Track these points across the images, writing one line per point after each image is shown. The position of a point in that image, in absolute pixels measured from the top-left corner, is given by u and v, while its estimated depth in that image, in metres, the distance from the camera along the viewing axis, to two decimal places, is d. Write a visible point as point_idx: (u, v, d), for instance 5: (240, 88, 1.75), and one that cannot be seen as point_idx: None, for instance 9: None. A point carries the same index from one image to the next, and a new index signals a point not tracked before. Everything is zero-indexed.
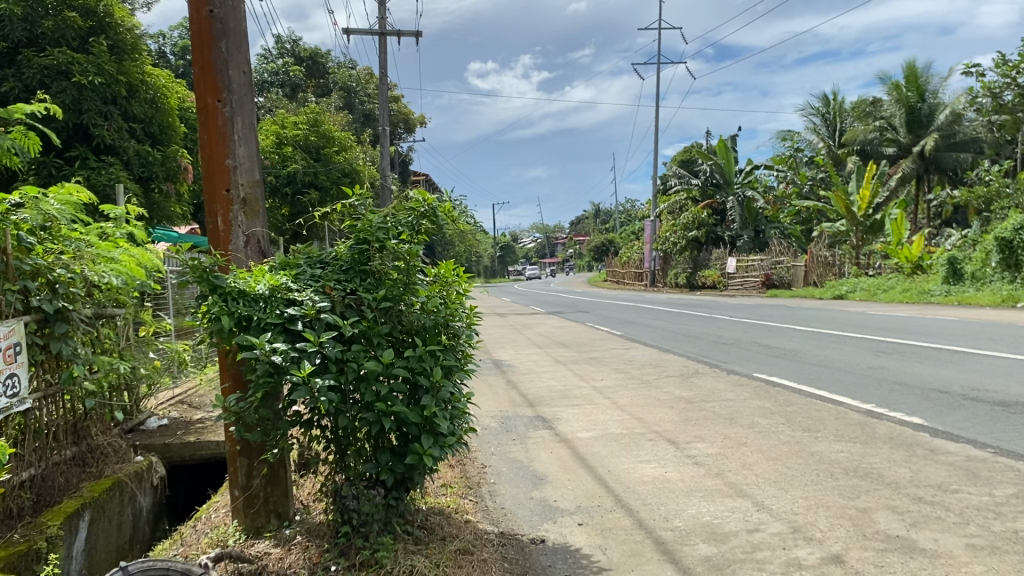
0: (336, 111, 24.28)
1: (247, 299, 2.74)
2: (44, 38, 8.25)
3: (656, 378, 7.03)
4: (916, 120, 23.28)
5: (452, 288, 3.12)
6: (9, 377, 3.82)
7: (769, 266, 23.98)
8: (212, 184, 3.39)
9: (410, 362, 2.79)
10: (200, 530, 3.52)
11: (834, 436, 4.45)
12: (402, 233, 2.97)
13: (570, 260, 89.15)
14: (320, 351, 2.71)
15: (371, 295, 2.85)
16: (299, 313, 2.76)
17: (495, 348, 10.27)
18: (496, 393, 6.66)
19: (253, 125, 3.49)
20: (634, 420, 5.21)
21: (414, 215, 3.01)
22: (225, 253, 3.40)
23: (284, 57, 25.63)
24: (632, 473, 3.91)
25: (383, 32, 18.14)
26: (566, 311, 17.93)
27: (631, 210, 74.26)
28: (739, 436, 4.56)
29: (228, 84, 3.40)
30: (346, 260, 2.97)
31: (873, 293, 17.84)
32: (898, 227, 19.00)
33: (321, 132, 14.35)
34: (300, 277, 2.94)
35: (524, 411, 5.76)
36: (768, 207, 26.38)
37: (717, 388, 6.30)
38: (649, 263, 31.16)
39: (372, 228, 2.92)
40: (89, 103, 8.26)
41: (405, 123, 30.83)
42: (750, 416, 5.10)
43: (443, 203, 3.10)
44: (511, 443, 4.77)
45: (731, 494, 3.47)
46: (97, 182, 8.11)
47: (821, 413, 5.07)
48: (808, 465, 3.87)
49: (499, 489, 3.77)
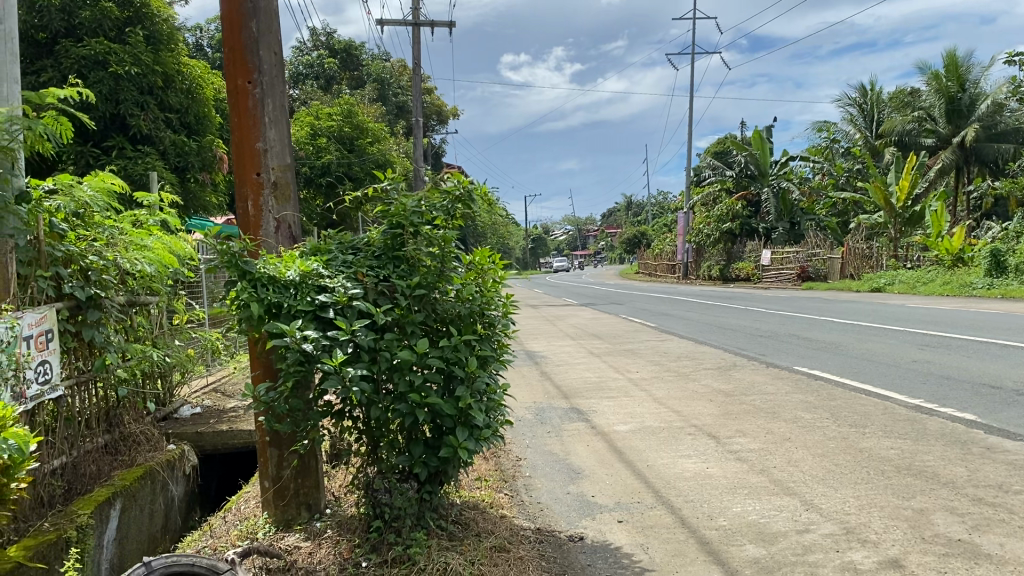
0: (370, 102, 24.32)
1: (276, 286, 2.65)
2: (82, 28, 8.26)
3: (693, 371, 6.87)
4: (956, 110, 22.83)
5: (488, 275, 2.99)
6: (42, 363, 3.79)
7: (805, 259, 23.58)
8: (243, 167, 3.31)
9: (444, 352, 2.68)
10: (229, 521, 3.46)
11: (883, 431, 4.28)
12: (436, 218, 2.85)
13: (602, 253, 88.71)
14: (352, 340, 2.61)
15: (405, 283, 2.74)
16: (331, 300, 2.65)
17: (527, 339, 10.17)
18: (529, 384, 6.55)
19: (284, 108, 3.40)
20: (672, 413, 5.07)
21: (449, 198, 2.89)
22: (255, 238, 3.33)
23: (319, 48, 25.71)
24: (673, 469, 3.78)
25: (417, 23, 18.06)
26: (598, 302, 17.75)
27: (663, 202, 73.89)
28: (783, 431, 4.40)
29: (258, 66, 3.31)
30: (379, 246, 2.87)
31: (912, 285, 17.48)
32: (938, 219, 18.54)
33: (355, 123, 14.31)
34: (332, 262, 2.84)
35: (558, 403, 5.64)
36: (805, 198, 25.96)
37: (757, 381, 6.13)
38: (682, 255, 30.83)
39: (405, 212, 2.80)
40: (125, 93, 8.27)
41: (437, 115, 30.81)
42: (793, 410, 4.94)
43: (479, 186, 2.99)
44: (546, 435, 4.66)
45: (777, 491, 3.33)
46: (134, 172, 8.12)
47: (867, 408, 4.89)
48: (857, 463, 3.71)
49: (535, 483, 3.66)
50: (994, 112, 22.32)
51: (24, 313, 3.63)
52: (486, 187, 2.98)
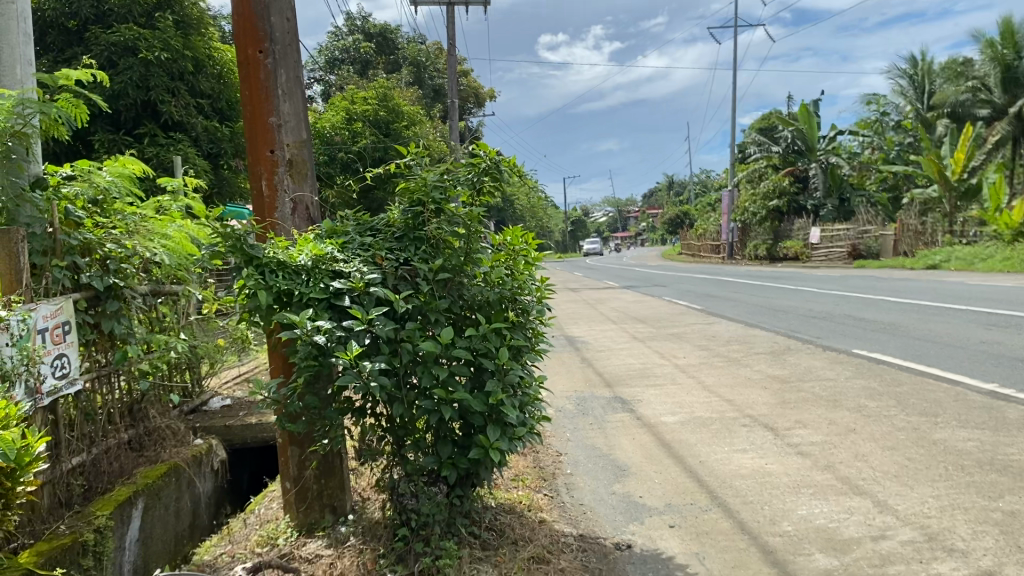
0: (407, 86, 24.10)
1: (287, 271, 2.39)
2: (112, 15, 8.15)
3: (744, 355, 6.52)
4: (1012, 78, 21.92)
5: (519, 257, 2.71)
6: (58, 358, 3.54)
7: (856, 236, 22.91)
8: (256, 145, 3.06)
9: (472, 342, 2.41)
10: (251, 525, 3.24)
11: (957, 421, 3.91)
12: (461, 194, 2.57)
13: (644, 234, 87.73)
14: (370, 330, 2.33)
15: (427, 266, 2.46)
16: (346, 287, 2.38)
17: (568, 323, 9.87)
18: (571, 372, 6.27)
19: (300, 79, 3.14)
20: (723, 402, 4.76)
21: (474, 172, 2.62)
22: (270, 222, 3.06)
23: (355, 34, 25.58)
24: (727, 466, 3.48)
25: (452, 3, 17.73)
26: (640, 285, 17.35)
27: (707, 182, 72.89)
28: (846, 421, 4.06)
29: (270, 33, 3.05)
30: (399, 227, 2.60)
31: (969, 262, 16.79)
32: (997, 192, 17.74)
33: (390, 107, 14.06)
34: (348, 246, 2.56)
35: (601, 392, 5.35)
36: (854, 174, 25.19)
37: (813, 366, 5.77)
38: (726, 235, 30.14)
39: (427, 187, 2.52)
40: (156, 79, 8.06)
41: (474, 98, 30.52)
42: (855, 398, 4.58)
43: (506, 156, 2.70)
44: (588, 427, 4.37)
45: (846, 491, 3.01)
46: (168, 160, 7.94)
47: (936, 395, 4.52)
48: (932, 457, 3.36)
49: (577, 482, 3.37)
50: None
51: (38, 304, 3.37)
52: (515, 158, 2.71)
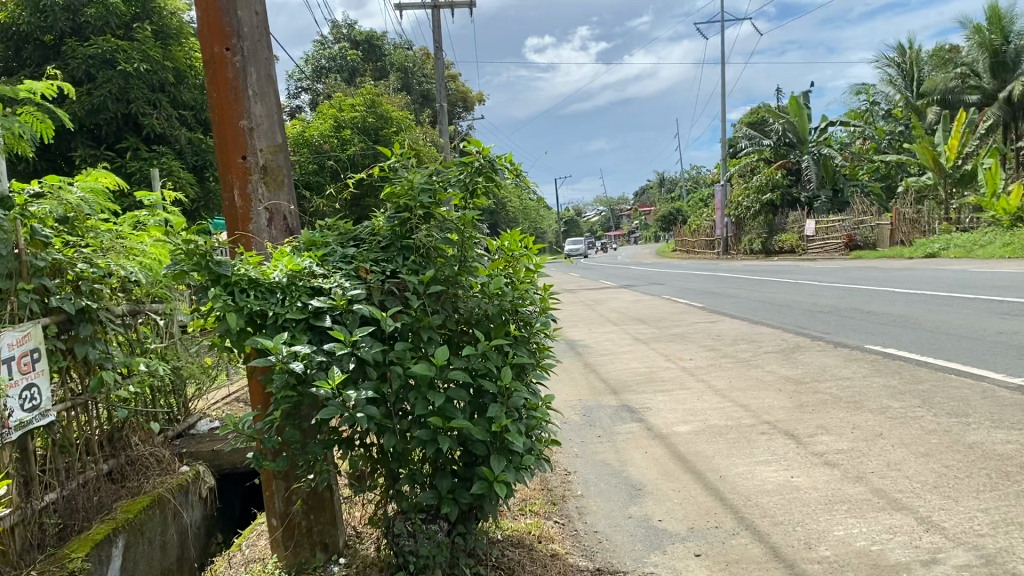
0: (395, 91, 23.88)
1: (260, 290, 2.13)
2: (88, 27, 7.84)
3: (753, 355, 6.26)
4: (1001, 64, 21.84)
5: (518, 264, 2.45)
6: (27, 389, 3.26)
7: (851, 227, 22.68)
8: (226, 151, 2.80)
9: (470, 362, 2.13)
10: (235, 566, 2.97)
11: (991, 421, 3.65)
12: (452, 196, 2.30)
13: (637, 232, 87.59)
14: (355, 353, 2.05)
15: (417, 279, 2.18)
16: (326, 305, 2.10)
17: (567, 327, 9.61)
18: (574, 379, 6.00)
19: (272, 78, 2.88)
20: (737, 408, 4.50)
21: (466, 170, 2.34)
22: (244, 235, 2.80)
23: (341, 42, 25.51)
24: (751, 480, 3.21)
25: (437, 6, 17.49)
26: (637, 283, 17.10)
27: (698, 177, 72.84)
28: (872, 425, 3.80)
29: (237, 29, 2.79)
30: (385, 235, 2.31)
31: (969, 249, 16.55)
32: (992, 177, 17.54)
33: (379, 113, 13.76)
34: (328, 258, 2.29)
35: (607, 400, 5.08)
36: (846, 164, 25.00)
37: (828, 365, 5.51)
38: (721, 230, 29.92)
39: (413, 191, 2.25)
40: (135, 91, 7.73)
41: (463, 101, 30.31)
42: (877, 399, 4.33)
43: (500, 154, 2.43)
44: (597, 441, 4.10)
45: (884, 507, 2.76)
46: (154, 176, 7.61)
47: (963, 393, 4.26)
48: (972, 464, 3.10)
49: (589, 505, 3.11)
50: None
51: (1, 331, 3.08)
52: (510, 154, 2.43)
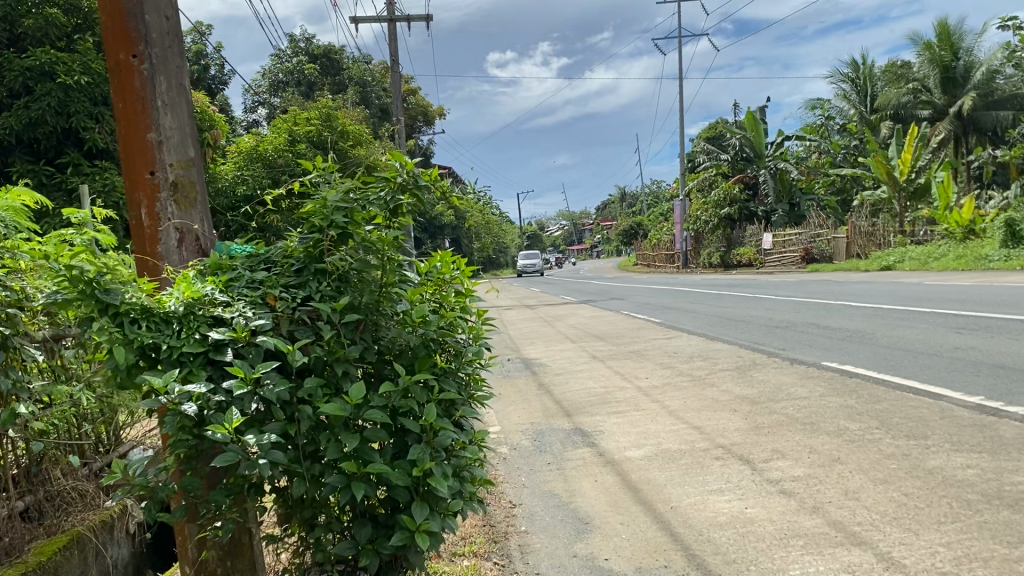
0: (353, 106, 23.63)
1: (155, 321, 1.89)
2: (26, 38, 7.51)
3: (709, 373, 6.12)
4: (951, 79, 22.39)
5: (448, 287, 2.28)
6: None
7: (808, 240, 22.84)
8: (131, 166, 2.57)
9: (389, 398, 1.93)
10: None
11: (950, 444, 3.53)
12: (373, 215, 2.09)
13: (599, 245, 87.89)
14: (259, 393, 1.84)
15: (331, 306, 1.96)
16: (225, 337, 1.88)
17: (524, 344, 9.43)
18: (527, 400, 5.80)
19: (183, 87, 2.66)
20: (691, 430, 4.34)
21: (388, 189, 2.14)
22: (152, 256, 2.57)
23: (298, 56, 25.34)
24: (702, 512, 3.04)
25: (393, 19, 17.32)
26: (597, 298, 17.01)
27: (658, 190, 73.52)
28: (828, 449, 3.67)
29: (144, 34, 2.57)
30: (298, 257, 2.09)
31: (924, 261, 16.71)
32: (944, 190, 17.78)
33: (335, 127, 13.48)
34: (233, 284, 2.07)
35: (559, 423, 4.89)
36: (802, 178, 25.17)
37: (784, 384, 5.39)
38: (680, 244, 30.00)
39: (326, 209, 2.02)
40: (76, 104, 7.29)
41: (423, 116, 30.15)
42: (834, 420, 4.20)
43: (427, 170, 2.23)
44: (546, 469, 3.90)
45: (841, 542, 2.60)
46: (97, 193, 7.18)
47: (920, 413, 4.15)
48: (932, 491, 2.97)
49: (533, 543, 2.91)
50: (989, 80, 21.89)
51: None
52: (436, 169, 2.24)
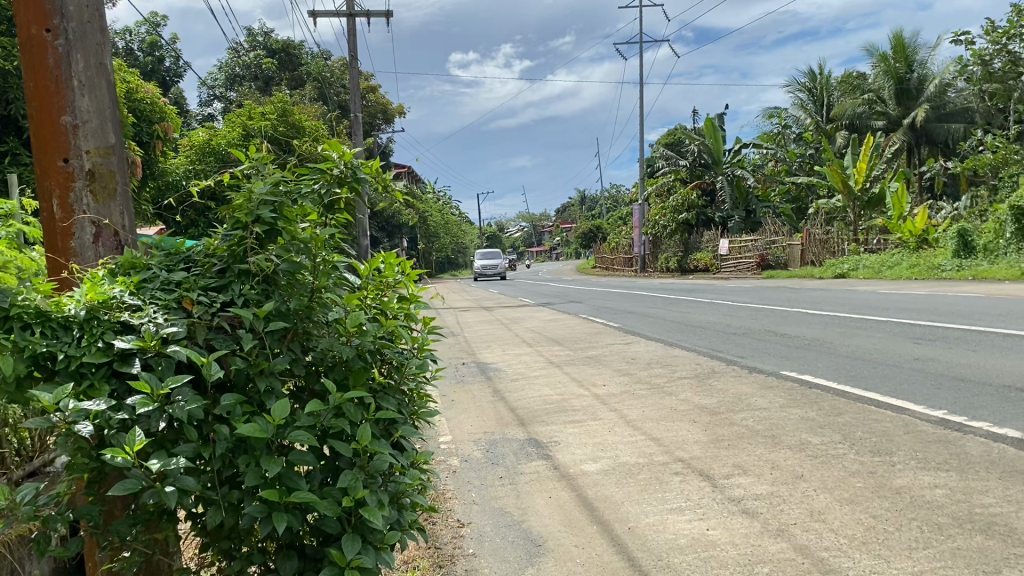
0: (311, 102, 23.27)
1: (51, 326, 1.64)
2: None
3: (668, 381, 5.98)
4: (906, 91, 22.96)
5: (389, 291, 2.06)
6: None
7: (764, 247, 22.94)
8: (43, 152, 2.31)
9: (317, 417, 1.71)
10: None
11: (916, 461, 3.41)
12: (307, 211, 1.88)
13: (558, 248, 88.00)
14: (168, 412, 1.61)
15: (255, 311, 1.73)
16: (132, 345, 1.64)
17: (479, 348, 9.23)
18: (480, 408, 5.59)
19: (104, 67, 2.41)
20: (650, 442, 4.18)
21: (323, 181, 1.92)
22: (64, 252, 2.32)
23: (256, 50, 24.92)
24: (662, 534, 2.87)
25: (353, 14, 17.02)
26: (556, 301, 16.90)
27: (617, 194, 73.98)
28: (791, 465, 3.53)
29: (61, 7, 2.32)
30: (222, 257, 1.87)
31: (878, 270, 16.88)
32: (898, 200, 17.96)
33: (292, 122, 13.12)
34: (147, 285, 1.83)
35: (513, 433, 4.69)
36: (759, 186, 25.32)
37: (743, 393, 5.27)
38: (638, 248, 30.05)
39: (252, 203, 1.80)
40: (14, 90, 6.86)
41: (383, 114, 29.79)
42: (796, 433, 4.07)
43: (366, 163, 2.02)
44: (498, 483, 3.70)
45: (810, 569, 2.45)
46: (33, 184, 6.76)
47: (884, 427, 4.04)
48: (901, 513, 2.83)
49: (481, 566, 2.72)
50: (942, 93, 22.37)
51: None
52: (378, 160, 2.03)
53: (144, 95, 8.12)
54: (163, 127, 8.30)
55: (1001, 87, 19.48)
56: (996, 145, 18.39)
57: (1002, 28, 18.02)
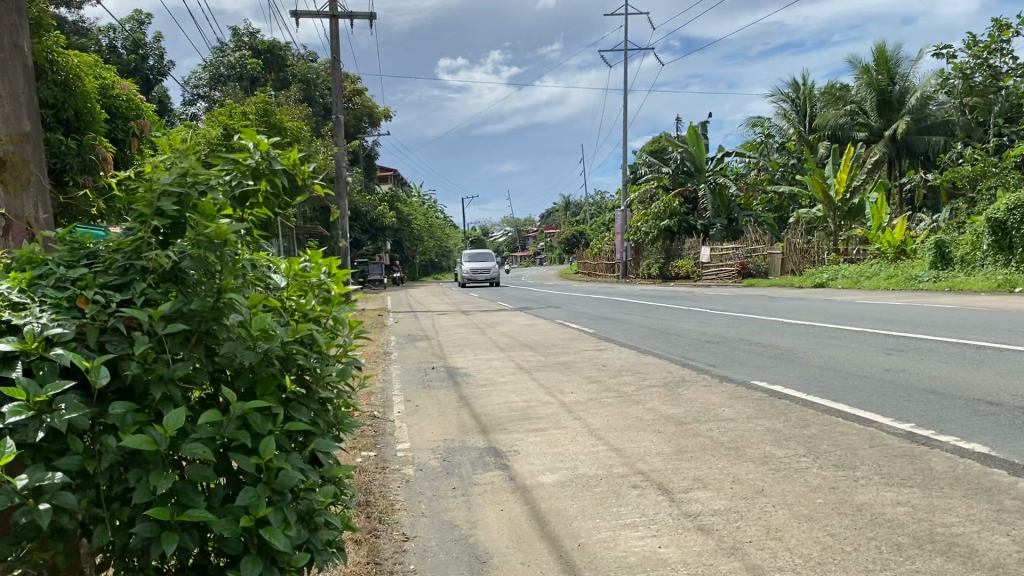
0: (295, 104, 23.03)
1: None
2: None
3: (636, 389, 5.86)
4: (887, 103, 23.07)
5: (311, 295, 1.94)
6: None
7: (744, 255, 22.90)
8: None
9: (218, 429, 1.59)
10: None
11: (879, 477, 3.31)
12: (218, 205, 1.75)
13: (541, 254, 87.90)
14: (46, 421, 1.46)
15: (152, 313, 1.59)
16: (10, 348, 1.48)
17: (451, 352, 9.08)
18: (443, 414, 5.45)
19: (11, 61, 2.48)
20: (611, 453, 4.06)
21: (236, 172, 1.80)
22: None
23: (241, 49, 24.63)
24: (612, 551, 2.74)
25: (336, 15, 16.84)
26: (534, 306, 16.77)
27: (601, 200, 74.07)
28: (752, 479, 3.41)
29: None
30: (122, 253, 1.72)
31: (856, 280, 16.87)
32: (878, 211, 17.95)
33: (271, 121, 12.90)
34: (37, 283, 1.66)
35: (473, 441, 4.56)
36: (741, 195, 25.30)
37: (710, 403, 5.16)
38: (621, 254, 30.00)
39: (154, 194, 1.66)
40: None
41: (368, 117, 29.56)
42: (760, 445, 3.96)
43: (285, 155, 1.90)
44: (450, 495, 3.55)
45: None
46: None
47: (849, 440, 3.93)
48: (860, 532, 2.72)
49: None
50: (923, 105, 22.51)
51: None
52: (297, 152, 1.92)
53: (120, 91, 7.92)
54: (139, 125, 8.08)
55: (981, 101, 19.56)
56: (976, 158, 18.43)
57: (983, 42, 18.08)
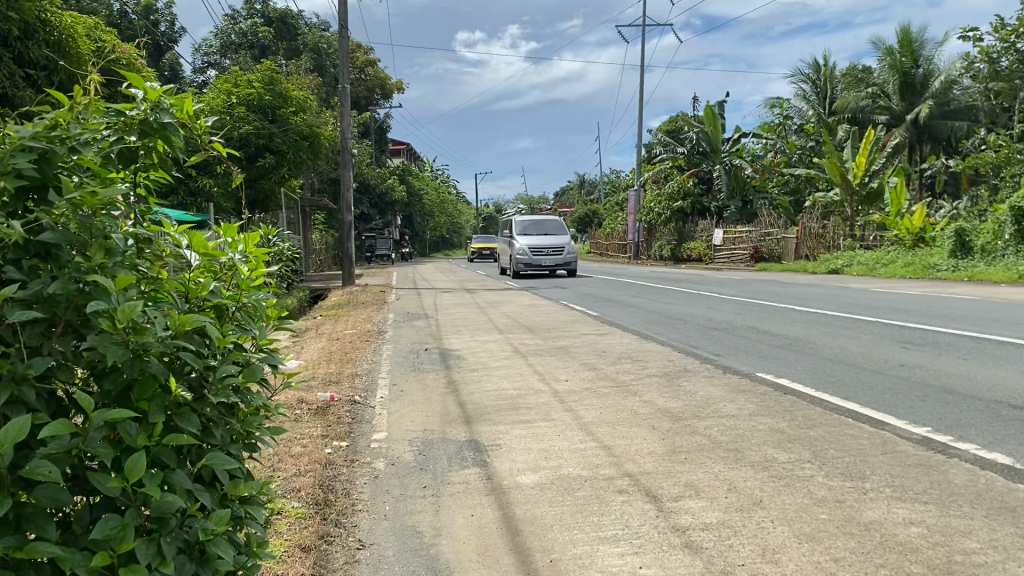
0: (305, 73, 22.69)
1: None
2: None
3: (634, 379, 5.55)
4: (910, 86, 22.54)
5: (215, 281, 1.65)
6: None
7: (758, 239, 22.44)
8: None
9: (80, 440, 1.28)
10: None
11: (892, 490, 2.98)
12: (95, 160, 1.44)
13: None
14: None
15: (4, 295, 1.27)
16: None
17: (449, 332, 8.79)
18: (428, 401, 5.15)
19: None
20: (598, 451, 3.75)
21: (117, 125, 1.49)
22: None
23: (253, 17, 24.28)
24: (586, 570, 2.44)
25: None
26: (541, 286, 16.48)
27: (615, 179, 73.30)
28: (750, 488, 3.10)
29: None
30: None
31: (872, 267, 16.44)
32: (896, 196, 17.41)
33: (277, 91, 12.52)
34: None
35: (454, 433, 4.26)
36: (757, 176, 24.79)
37: (711, 396, 4.84)
38: (633, 235, 29.59)
39: (12, 146, 1.34)
40: None
41: (381, 89, 29.17)
42: (761, 448, 3.64)
43: (179, 107, 1.61)
44: (419, 494, 3.26)
45: None
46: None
47: (859, 444, 3.61)
48: (867, 558, 2.41)
49: None
50: (946, 90, 22.12)
51: None
52: (192, 105, 1.64)
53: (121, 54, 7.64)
54: None
55: (1007, 85, 18.94)
56: (999, 144, 17.86)
57: (1011, 25, 17.43)
